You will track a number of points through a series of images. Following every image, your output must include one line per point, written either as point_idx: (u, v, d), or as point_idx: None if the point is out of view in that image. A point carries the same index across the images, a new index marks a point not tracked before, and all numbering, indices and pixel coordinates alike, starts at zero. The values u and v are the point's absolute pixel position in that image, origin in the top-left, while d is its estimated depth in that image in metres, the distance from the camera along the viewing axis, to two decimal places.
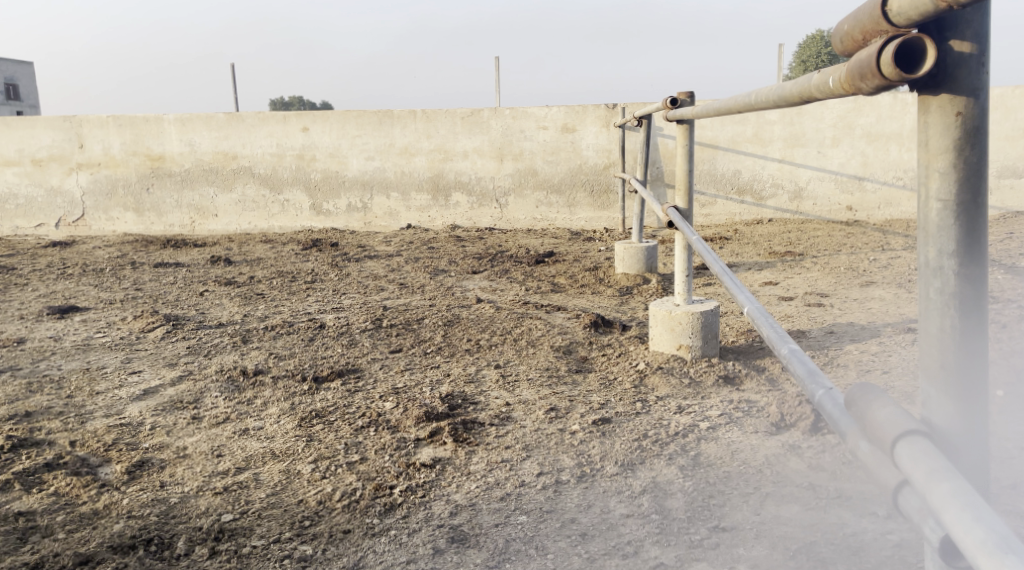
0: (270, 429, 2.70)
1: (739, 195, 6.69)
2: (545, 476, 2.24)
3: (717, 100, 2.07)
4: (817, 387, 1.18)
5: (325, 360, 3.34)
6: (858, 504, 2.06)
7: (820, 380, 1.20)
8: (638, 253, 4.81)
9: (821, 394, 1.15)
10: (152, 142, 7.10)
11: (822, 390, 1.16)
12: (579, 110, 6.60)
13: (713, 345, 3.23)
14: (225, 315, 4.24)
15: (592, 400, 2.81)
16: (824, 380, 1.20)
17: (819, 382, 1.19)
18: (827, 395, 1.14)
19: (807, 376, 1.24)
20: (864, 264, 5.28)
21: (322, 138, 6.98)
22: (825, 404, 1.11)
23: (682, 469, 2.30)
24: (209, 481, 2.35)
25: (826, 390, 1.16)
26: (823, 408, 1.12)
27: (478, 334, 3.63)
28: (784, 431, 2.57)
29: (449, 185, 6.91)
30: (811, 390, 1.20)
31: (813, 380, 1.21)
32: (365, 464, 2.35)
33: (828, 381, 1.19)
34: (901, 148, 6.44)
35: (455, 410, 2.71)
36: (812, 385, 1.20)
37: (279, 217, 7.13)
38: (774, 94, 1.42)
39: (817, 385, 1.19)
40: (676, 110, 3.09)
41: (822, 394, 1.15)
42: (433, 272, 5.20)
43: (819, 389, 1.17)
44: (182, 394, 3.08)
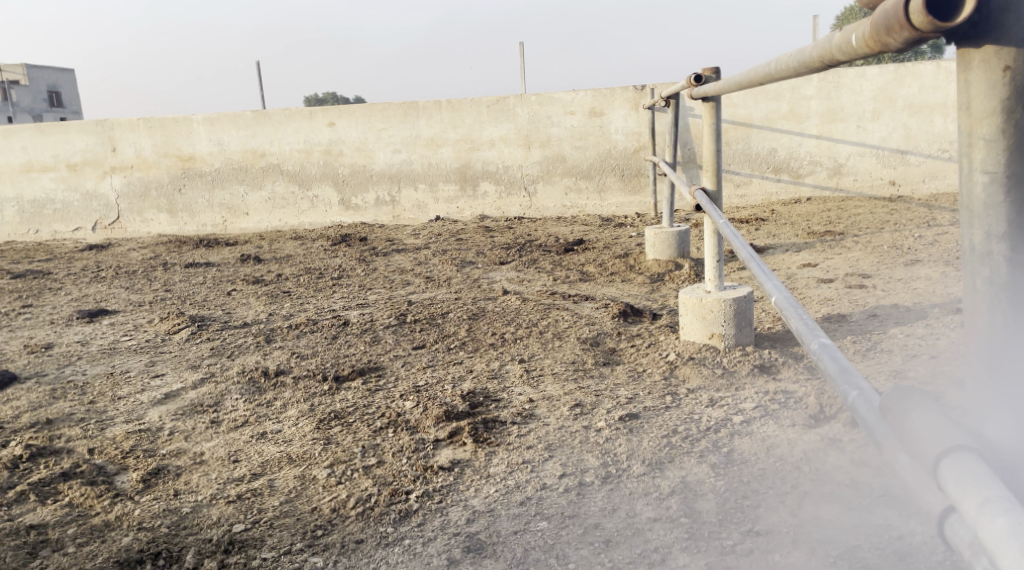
0: (288, 433, 2.53)
1: (776, 174, 6.49)
2: (567, 477, 2.13)
3: (739, 73, 1.94)
4: (849, 388, 1.05)
5: (347, 358, 3.25)
6: (904, 504, 1.92)
7: (853, 379, 1.08)
8: (669, 239, 4.67)
9: (854, 396, 1.02)
10: (183, 142, 7.09)
11: (854, 391, 1.03)
12: (607, 93, 6.44)
13: (747, 333, 3.08)
14: (250, 314, 4.17)
15: (619, 395, 2.69)
16: (856, 379, 1.07)
17: (851, 381, 1.07)
18: (860, 397, 1.01)
19: (838, 375, 1.11)
20: (908, 241, 5.08)
21: (348, 132, 6.91)
22: (860, 409, 0.98)
23: (713, 467, 2.17)
24: (224, 488, 2.21)
25: (859, 391, 1.03)
26: (856, 413, 1.00)
27: (503, 328, 3.52)
28: (823, 424, 2.43)
29: (477, 175, 6.81)
30: (842, 391, 1.07)
31: (845, 380, 1.08)
32: (381, 468, 2.23)
33: (861, 379, 1.06)
34: (946, 119, 6.20)
35: (476, 409, 2.60)
36: (843, 385, 1.07)
37: (309, 213, 7.10)
38: (794, 60, 1.30)
39: (850, 386, 1.06)
40: (700, 87, 2.94)
41: (855, 396, 1.02)
42: (461, 264, 5.11)
43: (851, 391, 1.04)
44: (203, 397, 2.91)
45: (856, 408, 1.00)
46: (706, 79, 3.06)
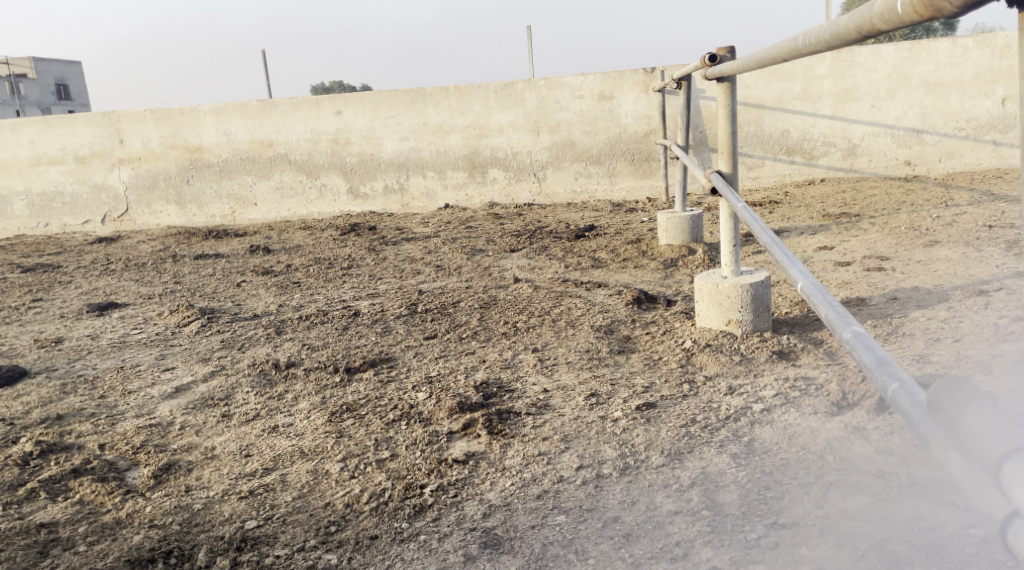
0: (300, 426, 2.48)
1: (789, 155, 6.40)
2: (585, 470, 2.07)
3: (763, 50, 1.90)
4: (888, 379, 1.04)
5: (358, 349, 3.20)
6: (934, 494, 1.87)
7: (891, 369, 1.06)
8: (682, 223, 4.60)
9: (894, 388, 1.01)
10: (190, 133, 7.04)
11: (894, 382, 1.02)
12: (616, 76, 6.36)
13: (764, 319, 3.02)
14: (260, 305, 4.13)
15: (636, 384, 2.64)
16: (895, 370, 1.05)
17: (890, 372, 1.05)
18: (900, 389, 1.00)
19: (875, 366, 1.09)
20: (926, 222, 5.00)
21: (356, 120, 6.85)
22: (902, 401, 0.98)
23: (734, 457, 2.12)
24: (236, 484, 2.16)
25: (900, 382, 1.02)
26: (897, 405, 0.99)
27: (516, 316, 3.47)
28: (846, 411, 2.38)
29: (486, 161, 6.74)
30: (880, 382, 1.05)
31: (882, 371, 1.06)
32: (395, 461, 2.18)
33: (901, 370, 1.04)
34: (962, 96, 6.10)
35: (490, 400, 2.55)
36: (881, 375, 1.05)
37: (318, 202, 7.05)
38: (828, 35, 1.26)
39: (889, 376, 1.04)
40: (716, 67, 2.88)
41: (896, 388, 1.01)
42: (471, 252, 5.05)
43: (891, 382, 1.02)
44: (213, 390, 2.87)
45: (896, 400, 0.99)
46: (720, 58, 2.99)
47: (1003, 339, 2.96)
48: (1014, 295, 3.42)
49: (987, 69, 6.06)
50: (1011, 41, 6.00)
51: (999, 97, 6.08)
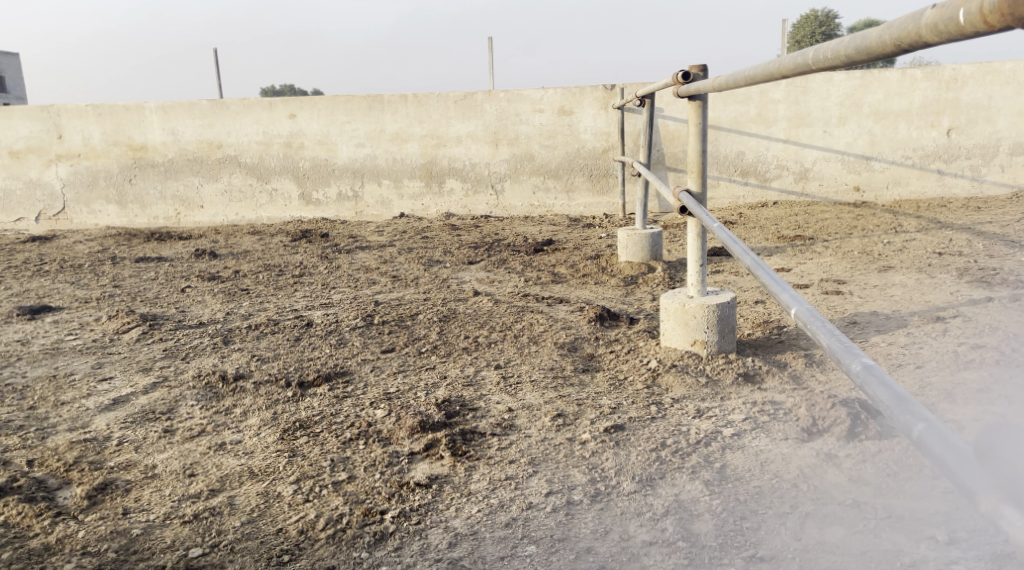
0: (249, 444, 2.34)
1: (743, 177, 6.42)
2: (554, 496, 1.99)
3: (759, 69, 1.93)
4: (911, 418, 1.09)
5: (311, 362, 3.06)
6: (912, 526, 1.83)
7: (911, 405, 1.11)
8: (642, 241, 4.56)
9: (920, 430, 1.06)
10: (134, 131, 6.79)
11: (920, 422, 1.08)
12: (577, 92, 6.33)
13: (730, 340, 2.97)
14: (206, 313, 3.95)
15: (602, 404, 2.56)
16: (915, 407, 1.10)
17: (911, 410, 1.10)
18: (928, 431, 1.06)
19: (892, 402, 1.13)
20: (879, 247, 5.04)
21: (310, 125, 6.69)
22: (930, 440, 1.04)
23: (707, 484, 2.05)
24: (178, 507, 2.00)
25: (926, 422, 1.07)
26: (927, 446, 1.05)
27: (476, 331, 3.38)
28: (816, 437, 2.33)
29: (443, 171, 6.64)
30: (902, 421, 1.10)
31: (901, 408, 1.11)
32: (352, 484, 2.06)
33: (920, 407, 1.10)
34: (910, 126, 6.20)
35: (452, 419, 2.45)
36: (902, 414, 1.10)
37: (268, 207, 6.86)
38: (898, 32, 1.27)
39: (911, 415, 1.09)
40: (689, 86, 2.85)
41: (924, 430, 1.06)
42: (427, 263, 4.94)
43: (917, 422, 1.08)
44: (155, 403, 2.71)
45: (925, 442, 1.06)
46: (693, 76, 2.94)
47: (963, 366, 2.96)
48: (971, 323, 3.44)
49: (934, 100, 6.16)
50: (957, 74, 6.11)
51: (945, 128, 6.19)
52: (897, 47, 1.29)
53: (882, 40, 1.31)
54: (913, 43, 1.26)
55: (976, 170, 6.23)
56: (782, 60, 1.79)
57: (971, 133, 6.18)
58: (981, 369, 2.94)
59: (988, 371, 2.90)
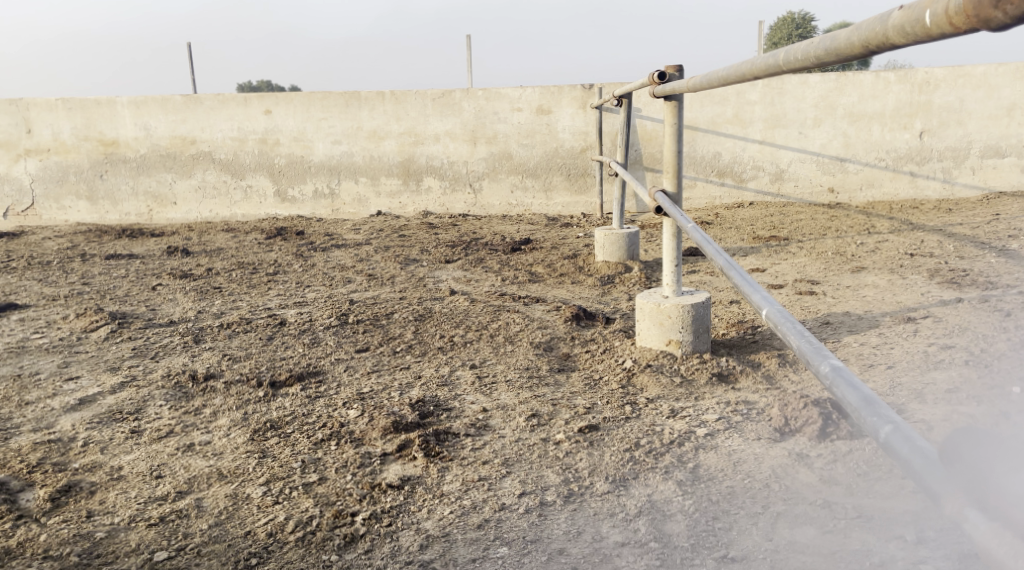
0: (219, 445, 2.31)
1: (719, 177, 6.45)
2: (528, 496, 1.98)
3: (731, 69, 1.94)
4: (878, 421, 1.10)
5: (284, 361, 3.04)
6: (881, 526, 1.84)
7: (877, 408, 1.12)
8: (619, 241, 4.56)
9: (887, 432, 1.07)
10: (105, 125, 6.71)
11: (887, 424, 1.09)
12: (555, 91, 6.34)
13: (704, 340, 2.98)
14: (177, 311, 3.91)
15: (577, 404, 2.56)
16: (882, 409, 1.11)
17: (878, 413, 1.11)
18: (895, 434, 1.07)
19: (860, 405, 1.14)
20: (852, 248, 5.08)
21: (286, 121, 6.64)
22: (896, 443, 1.06)
23: (680, 484, 2.06)
24: (144, 509, 1.98)
25: (893, 425, 1.08)
26: (893, 448, 1.06)
27: (451, 330, 3.37)
28: (789, 438, 2.34)
29: (420, 169, 6.62)
30: (869, 424, 1.11)
31: (868, 410, 1.12)
32: (323, 485, 2.04)
33: (888, 409, 1.11)
34: (883, 128, 6.26)
35: (426, 419, 2.43)
36: (868, 417, 1.11)
37: (242, 204, 6.81)
38: (867, 32, 1.27)
39: (879, 418, 1.10)
40: (664, 86, 2.85)
41: (891, 433, 1.07)
42: (404, 262, 4.92)
43: (883, 425, 1.09)
44: (123, 403, 2.67)
45: (891, 445, 1.06)
46: (669, 77, 2.94)
47: (933, 366, 2.99)
48: (942, 324, 3.47)
49: (907, 103, 6.22)
50: (930, 77, 6.18)
51: (917, 130, 6.25)
52: (865, 48, 1.30)
53: (851, 43, 1.32)
54: (881, 46, 1.26)
55: (947, 172, 6.30)
56: (753, 61, 1.79)
57: (943, 135, 6.25)
58: (951, 369, 2.97)
59: (958, 372, 2.93)
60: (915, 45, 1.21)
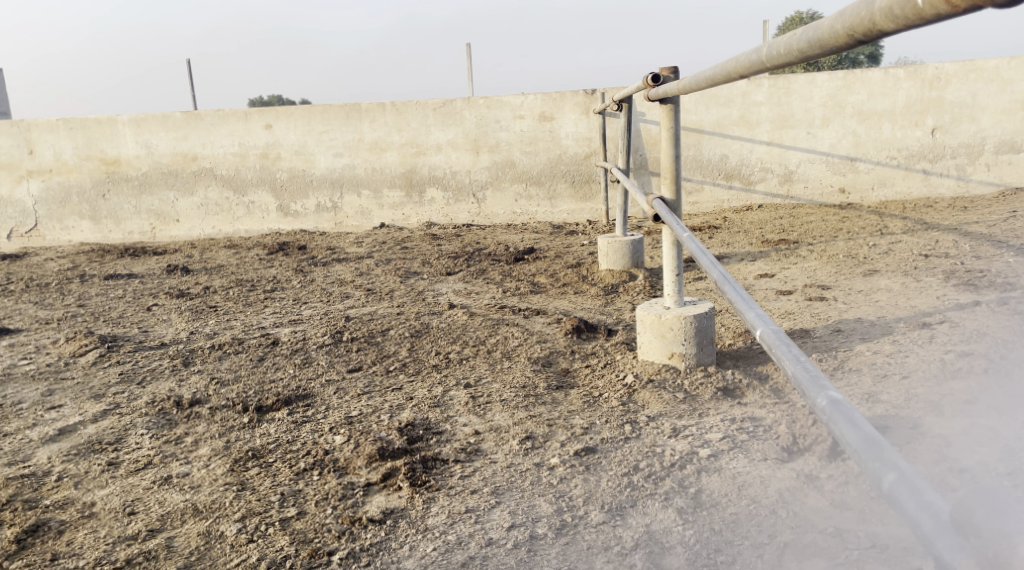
0: (197, 476, 2.21)
1: (727, 180, 6.32)
2: (517, 530, 1.87)
3: (719, 67, 1.83)
4: (882, 467, 1.09)
5: (272, 384, 2.93)
6: (896, 559, 1.73)
7: (880, 451, 1.11)
8: (623, 249, 4.44)
9: (891, 482, 1.07)
10: (106, 144, 6.65)
11: (891, 472, 1.08)
12: (557, 97, 6.23)
13: (709, 352, 2.85)
14: (170, 333, 3.81)
15: (574, 425, 2.43)
16: (886, 453, 1.10)
17: (882, 458, 1.10)
18: (898, 484, 1.06)
19: (861, 446, 1.13)
20: (864, 250, 4.94)
21: (286, 135, 6.55)
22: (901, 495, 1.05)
23: (680, 512, 1.94)
24: (112, 551, 1.87)
25: (897, 473, 1.08)
26: (897, 500, 1.05)
27: (448, 347, 3.25)
28: (797, 457, 2.21)
29: (423, 180, 6.52)
30: (871, 468, 1.10)
31: (870, 454, 1.11)
32: (301, 520, 1.93)
33: (892, 454, 1.10)
34: (894, 126, 6.11)
35: (414, 445, 2.32)
36: (871, 462, 1.10)
37: (245, 219, 6.73)
38: (851, 19, 1.16)
39: (882, 464, 1.09)
40: (658, 88, 2.73)
41: (894, 482, 1.07)
42: (404, 275, 4.82)
43: (888, 472, 1.08)
44: (103, 433, 2.56)
45: (895, 496, 1.06)
46: (663, 79, 2.82)
47: (951, 375, 2.85)
48: (958, 329, 3.33)
49: (918, 100, 6.07)
50: (940, 73, 6.03)
51: (929, 127, 6.10)
52: (850, 36, 1.18)
53: (834, 30, 1.21)
54: (868, 32, 1.15)
55: (961, 169, 6.14)
56: (739, 57, 1.68)
57: (956, 132, 6.10)
58: (969, 378, 2.83)
59: (977, 381, 2.79)
60: (905, 29, 1.09)
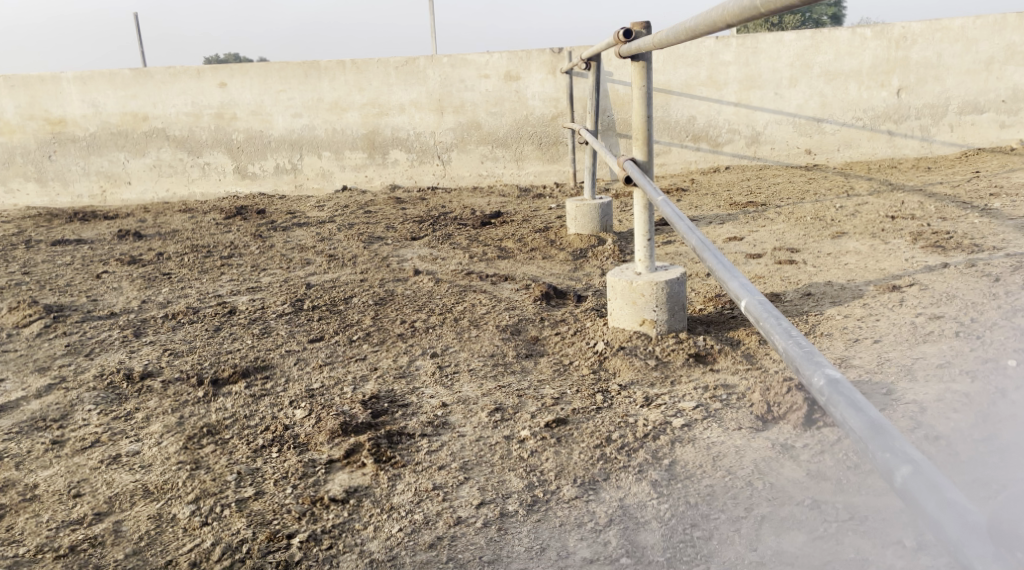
0: (148, 455, 2.10)
1: (694, 142, 6.24)
2: (487, 507, 1.80)
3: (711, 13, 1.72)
4: (894, 458, 1.03)
5: (228, 356, 2.81)
6: (876, 531, 1.70)
7: (890, 440, 1.04)
8: (591, 212, 4.36)
9: (905, 476, 1.00)
10: (51, 103, 6.38)
11: (904, 464, 1.02)
12: (523, 55, 6.09)
13: (680, 318, 2.78)
14: (120, 301, 3.66)
15: (544, 395, 2.36)
16: (896, 442, 1.04)
17: (893, 448, 1.03)
18: (914, 477, 1.00)
19: (869, 434, 1.07)
20: (831, 212, 4.90)
21: (242, 94, 6.34)
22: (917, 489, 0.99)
23: (654, 485, 1.88)
24: (55, 537, 1.77)
25: (912, 465, 1.01)
26: (913, 493, 0.99)
27: (413, 315, 3.15)
28: (772, 426, 2.16)
29: (386, 142, 6.36)
30: (881, 459, 1.04)
31: (879, 444, 1.05)
32: (259, 501, 1.84)
33: (903, 443, 1.03)
34: (860, 86, 6.06)
35: (379, 419, 2.23)
36: (881, 453, 1.04)
37: (200, 182, 6.52)
38: None
39: (894, 455, 1.03)
40: (632, 43, 2.62)
41: (909, 475, 1.00)
42: (367, 240, 4.69)
43: (901, 465, 1.01)
44: (48, 409, 2.44)
45: (910, 490, 1.00)
46: (635, 35, 2.72)
47: (923, 339, 2.82)
48: (928, 292, 3.30)
49: (884, 60, 6.03)
50: (906, 32, 5.98)
51: (894, 87, 6.06)
52: None
53: None
54: None
55: (925, 130, 6.12)
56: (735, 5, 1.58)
57: (920, 92, 6.07)
58: (941, 341, 2.80)
59: (949, 345, 2.76)
60: None
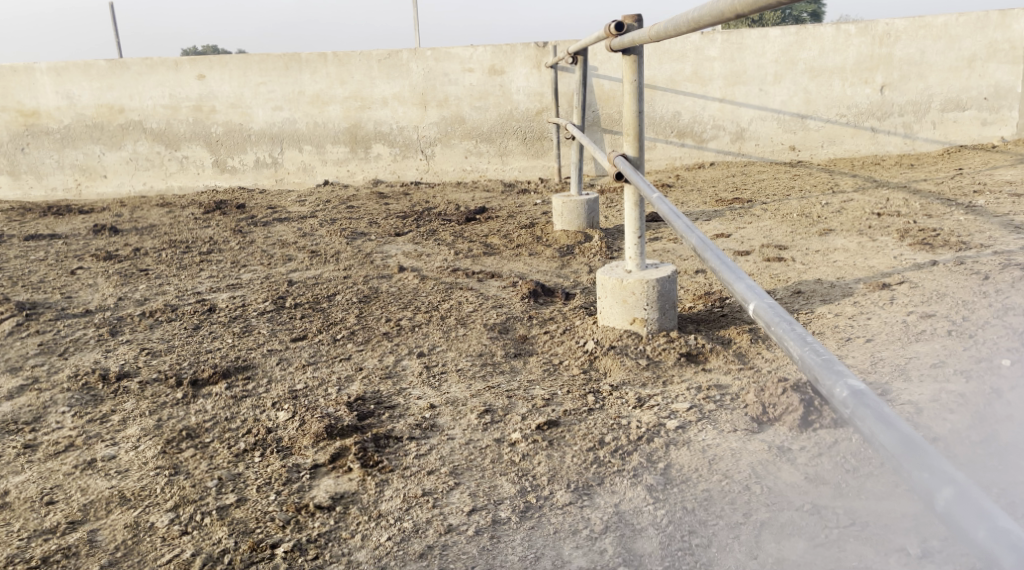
0: (125, 460, 2.02)
1: (680, 138, 6.20)
2: (478, 514, 1.74)
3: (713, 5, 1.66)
4: (934, 479, 0.97)
5: (208, 355, 2.73)
6: (877, 538, 1.65)
7: (928, 459, 0.99)
8: (578, 208, 4.30)
9: (948, 499, 0.95)
10: (24, 94, 6.23)
11: (945, 486, 0.96)
12: (507, 49, 6.02)
13: (671, 317, 2.73)
14: (96, 298, 3.56)
15: (535, 396, 2.30)
16: (933, 461, 0.99)
17: (931, 468, 0.98)
18: (956, 500, 0.95)
19: (904, 452, 1.02)
20: (817, 209, 4.88)
21: (221, 87, 6.23)
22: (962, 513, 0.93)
23: (650, 490, 1.83)
24: (26, 547, 1.69)
25: (953, 487, 0.96)
26: (958, 518, 0.94)
27: (398, 313, 3.08)
28: (767, 428, 2.11)
29: (368, 136, 6.28)
30: (919, 480, 0.99)
31: (915, 463, 1.00)
32: (241, 509, 1.77)
33: (941, 463, 0.98)
34: (845, 82, 6.04)
35: (365, 421, 2.16)
36: (920, 473, 0.99)
37: (178, 176, 6.40)
38: None
39: (933, 476, 0.98)
40: (624, 36, 2.56)
41: (951, 498, 0.95)
42: (350, 236, 4.61)
43: (943, 487, 0.96)
44: (19, 412, 2.35)
45: (953, 515, 0.94)
46: (626, 28, 2.66)
47: (915, 338, 2.79)
48: (918, 290, 3.27)
49: (868, 57, 6.01)
50: (891, 29, 5.96)
51: (878, 84, 6.05)
52: None
53: None
54: None
55: (908, 127, 6.12)
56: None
57: (904, 89, 6.06)
58: (933, 340, 2.77)
59: (942, 344, 2.73)
60: None
